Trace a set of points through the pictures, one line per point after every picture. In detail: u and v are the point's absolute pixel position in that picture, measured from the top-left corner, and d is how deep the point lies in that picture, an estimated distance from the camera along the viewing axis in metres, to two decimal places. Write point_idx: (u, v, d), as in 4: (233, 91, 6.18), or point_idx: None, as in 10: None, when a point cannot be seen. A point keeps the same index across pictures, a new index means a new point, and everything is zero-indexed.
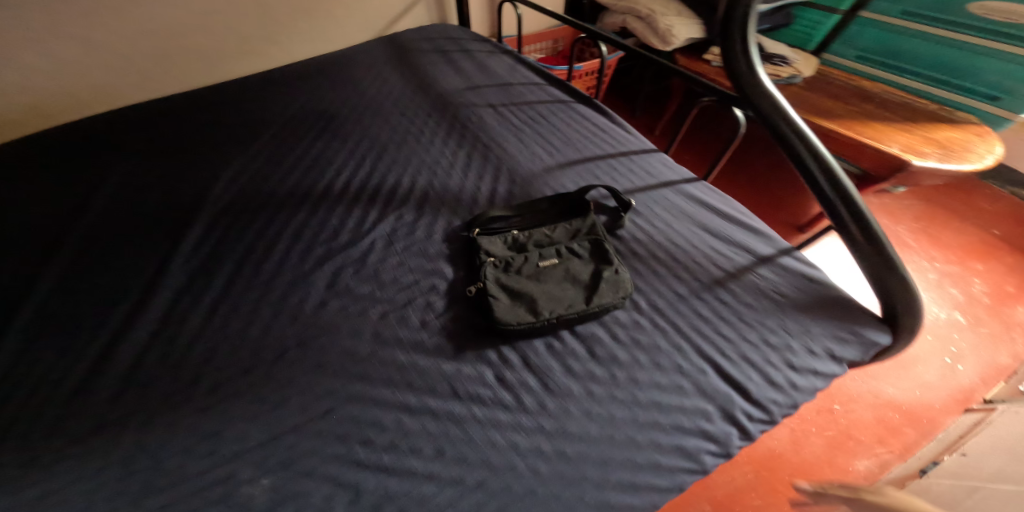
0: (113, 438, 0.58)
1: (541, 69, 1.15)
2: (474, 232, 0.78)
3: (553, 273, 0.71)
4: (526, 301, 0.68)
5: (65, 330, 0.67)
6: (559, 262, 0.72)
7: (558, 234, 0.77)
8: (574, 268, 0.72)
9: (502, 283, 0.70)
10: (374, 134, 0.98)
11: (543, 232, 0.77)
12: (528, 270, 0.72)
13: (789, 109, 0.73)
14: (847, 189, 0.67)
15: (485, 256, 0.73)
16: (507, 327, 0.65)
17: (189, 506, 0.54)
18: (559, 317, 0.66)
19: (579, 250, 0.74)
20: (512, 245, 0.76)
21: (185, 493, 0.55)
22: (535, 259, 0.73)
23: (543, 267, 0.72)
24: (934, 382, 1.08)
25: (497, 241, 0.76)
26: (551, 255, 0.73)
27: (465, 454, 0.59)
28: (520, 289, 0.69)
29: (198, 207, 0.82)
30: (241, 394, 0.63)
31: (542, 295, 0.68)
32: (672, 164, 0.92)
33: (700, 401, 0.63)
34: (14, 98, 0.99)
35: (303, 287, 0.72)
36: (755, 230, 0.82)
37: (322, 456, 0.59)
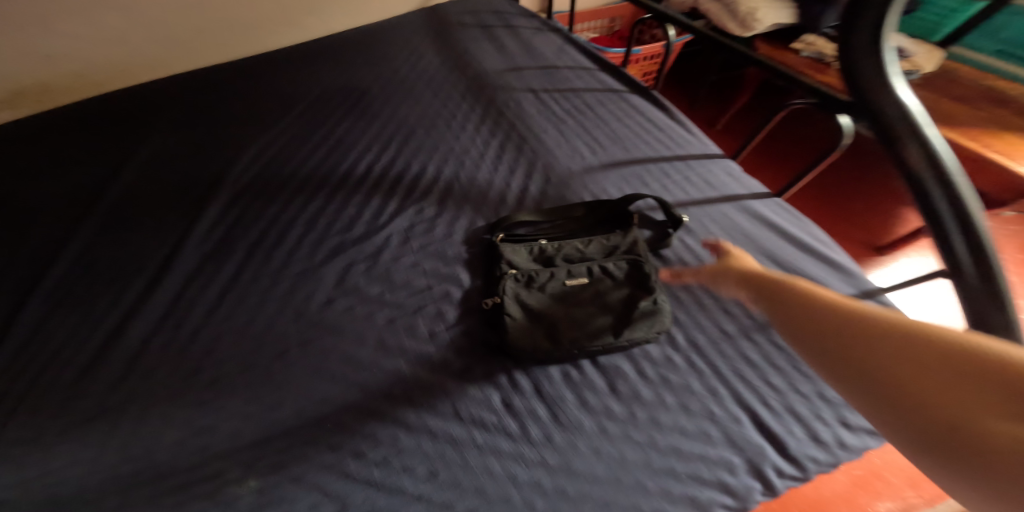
0: (112, 422, 0.57)
1: (593, 52, 1.04)
2: (498, 237, 0.71)
3: (580, 295, 0.64)
4: (546, 326, 0.61)
5: (82, 304, 0.67)
6: (589, 283, 0.65)
7: (592, 249, 0.69)
8: (605, 292, 0.64)
9: (522, 301, 0.63)
10: (402, 115, 0.92)
11: (575, 246, 0.70)
12: (552, 289, 0.64)
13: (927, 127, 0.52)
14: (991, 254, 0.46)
15: (507, 267, 0.67)
16: (521, 354, 0.59)
17: (175, 502, 0.52)
18: (581, 348, 0.59)
19: (614, 272, 0.66)
20: (537, 256, 0.69)
21: (170, 487, 0.53)
22: (561, 276, 0.66)
23: (570, 287, 0.64)
24: None
25: (522, 251, 0.69)
26: (581, 273, 0.66)
27: (458, 480, 0.54)
28: (541, 310, 0.62)
29: (218, 185, 0.80)
30: (237, 389, 0.60)
31: (566, 320, 0.61)
32: (739, 174, 0.79)
33: (726, 451, 0.58)
34: (62, 62, 1.00)
35: (312, 282, 0.69)
36: (834, 264, 0.68)
37: (313, 464, 0.55)
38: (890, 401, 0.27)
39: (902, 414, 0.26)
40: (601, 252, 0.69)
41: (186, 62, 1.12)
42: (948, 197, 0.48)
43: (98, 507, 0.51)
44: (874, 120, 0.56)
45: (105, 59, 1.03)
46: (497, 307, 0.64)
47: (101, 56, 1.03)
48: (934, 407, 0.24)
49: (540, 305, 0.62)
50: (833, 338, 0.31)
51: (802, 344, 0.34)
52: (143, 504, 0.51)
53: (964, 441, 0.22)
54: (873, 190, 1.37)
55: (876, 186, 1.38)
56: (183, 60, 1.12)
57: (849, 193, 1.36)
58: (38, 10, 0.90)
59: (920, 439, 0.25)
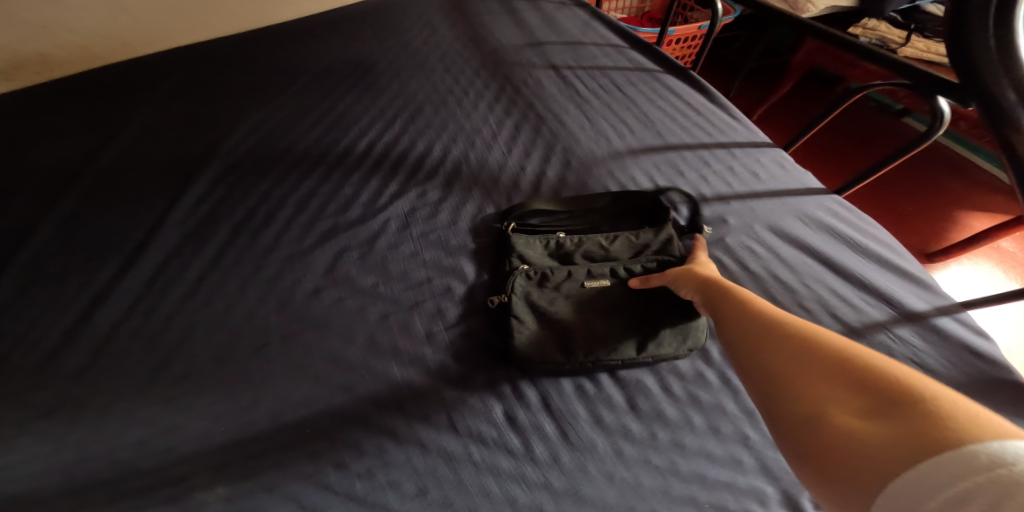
0: (68, 417, 0.51)
1: (622, 28, 0.94)
2: (511, 226, 0.63)
3: (599, 300, 0.56)
4: (558, 333, 0.53)
5: (54, 282, 0.62)
6: (610, 286, 0.57)
7: (616, 247, 0.61)
8: (628, 297, 0.56)
9: (533, 303, 0.56)
10: (411, 90, 0.84)
11: (597, 242, 0.61)
12: (569, 290, 0.57)
13: None
14: None
15: (518, 262, 0.59)
16: (525, 363, 0.51)
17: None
18: (596, 362, 0.51)
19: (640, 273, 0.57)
20: (554, 252, 0.61)
21: (123, 493, 0.46)
22: (579, 276, 0.58)
23: (588, 289, 0.56)
24: None
25: (536, 245, 0.61)
26: (602, 274, 0.58)
27: (449, 500, 0.47)
28: (554, 315, 0.54)
29: (208, 159, 0.75)
30: (209, 385, 0.54)
31: (582, 328, 0.53)
32: (790, 165, 0.69)
33: (759, 480, 0.49)
34: (60, 34, 0.93)
35: (299, 269, 0.62)
36: (901, 271, 0.58)
37: (287, 473, 0.48)
38: (775, 383, 0.34)
39: (781, 393, 0.33)
40: (626, 250, 0.60)
41: (191, 34, 1.06)
42: None
43: None
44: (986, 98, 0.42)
45: (108, 30, 0.97)
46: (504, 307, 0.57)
47: (102, 27, 0.96)
48: (805, 390, 0.31)
49: (554, 309, 0.55)
50: (755, 333, 0.38)
51: (730, 335, 0.41)
52: None
53: (814, 417, 0.29)
54: (926, 192, 1.25)
55: (931, 188, 1.26)
56: (189, 32, 1.06)
57: (902, 194, 1.24)
58: None
59: (786, 417, 0.32)
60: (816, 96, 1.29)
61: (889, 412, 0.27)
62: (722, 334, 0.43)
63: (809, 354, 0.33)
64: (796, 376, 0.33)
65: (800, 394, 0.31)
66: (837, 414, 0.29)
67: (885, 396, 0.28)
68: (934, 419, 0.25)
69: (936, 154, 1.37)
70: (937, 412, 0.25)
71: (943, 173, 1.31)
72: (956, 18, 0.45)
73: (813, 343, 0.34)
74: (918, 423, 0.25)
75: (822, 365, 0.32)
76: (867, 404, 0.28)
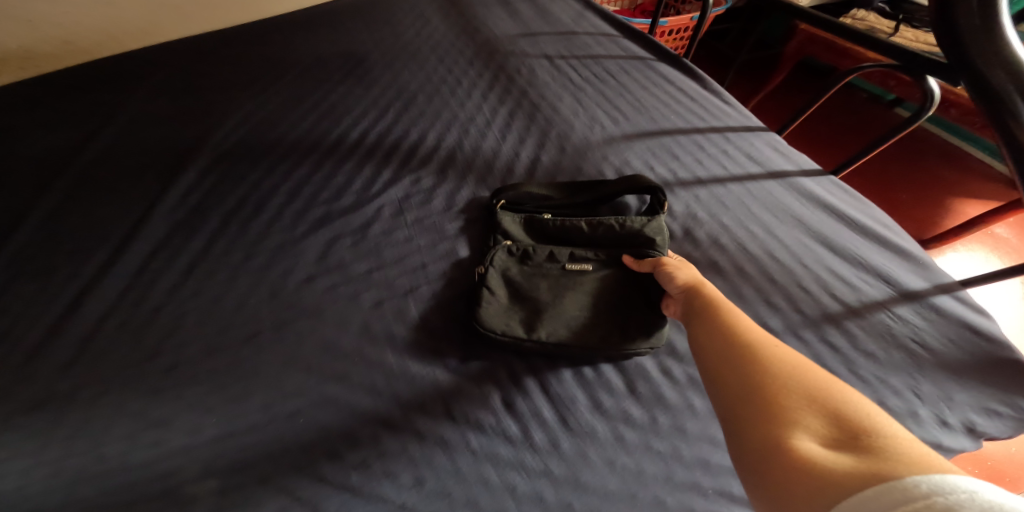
0: (52, 412, 0.49)
1: (615, 18, 0.94)
2: (500, 202, 0.64)
3: (577, 282, 0.56)
4: (527, 312, 0.54)
5: (39, 275, 0.60)
6: (587, 272, 0.56)
7: (597, 231, 0.60)
8: (602, 286, 0.56)
9: (510, 278, 0.56)
10: (403, 80, 0.84)
11: (580, 226, 0.61)
12: (548, 271, 0.57)
13: None
14: None
15: (502, 237, 0.60)
16: (485, 333, 0.51)
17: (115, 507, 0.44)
18: (555, 344, 0.51)
19: (613, 260, 0.57)
20: (538, 232, 0.61)
21: (110, 490, 0.45)
22: (560, 257, 0.58)
23: (569, 271, 0.56)
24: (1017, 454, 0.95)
25: (521, 224, 0.62)
26: (582, 259, 0.57)
27: (447, 490, 0.46)
28: (530, 293, 0.55)
29: (197, 150, 0.74)
30: (199, 377, 0.53)
31: (551, 309, 0.54)
32: (785, 148, 0.69)
33: None
34: (46, 28, 0.92)
35: (291, 257, 0.62)
36: (899, 251, 0.58)
37: (278, 465, 0.47)
38: (740, 399, 0.33)
39: (743, 411, 0.32)
40: (606, 236, 0.60)
41: (182, 27, 1.06)
42: None
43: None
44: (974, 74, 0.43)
45: (97, 24, 0.96)
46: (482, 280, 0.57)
47: (89, 20, 0.95)
48: (768, 411, 0.31)
49: (530, 287, 0.55)
50: (727, 344, 0.38)
51: (699, 344, 0.41)
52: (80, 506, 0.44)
53: (771, 438, 0.29)
54: (922, 180, 1.26)
55: (925, 176, 1.27)
56: (179, 26, 1.05)
57: (897, 182, 1.25)
58: None
59: (746, 435, 0.31)
60: (809, 87, 1.29)
61: (846, 443, 0.27)
62: (692, 339, 0.42)
63: (779, 377, 0.33)
64: (763, 393, 0.32)
65: (764, 414, 0.31)
66: (795, 438, 0.28)
67: (847, 429, 0.28)
68: (887, 454, 0.25)
69: (929, 142, 1.38)
70: (893, 450, 0.25)
71: (937, 161, 1.32)
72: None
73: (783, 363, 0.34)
74: (875, 458, 0.25)
75: (790, 389, 0.32)
76: (828, 433, 0.28)
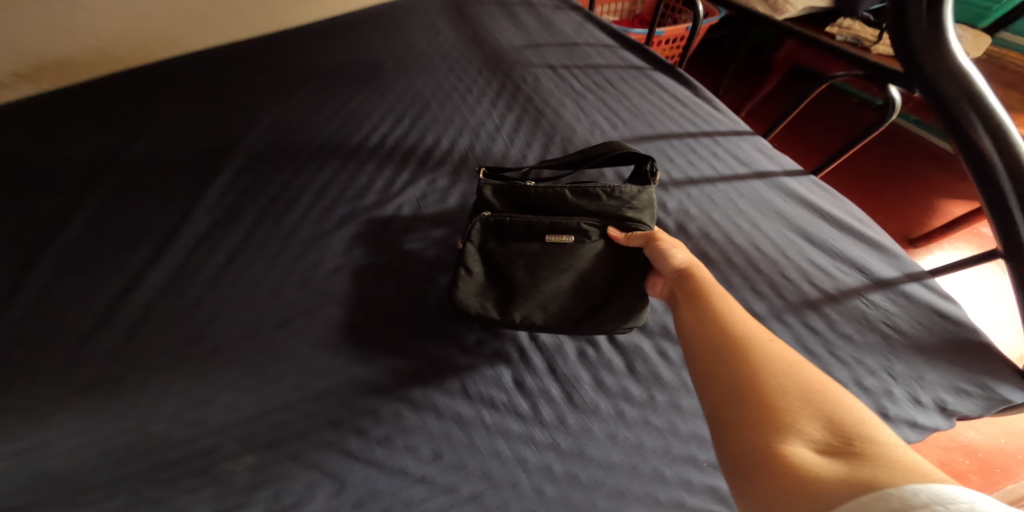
0: (106, 392, 0.55)
1: (614, 29, 1.00)
2: (481, 175, 0.67)
3: (555, 259, 0.60)
4: (500, 293, 0.60)
5: (88, 270, 0.66)
6: (569, 243, 0.60)
7: (580, 202, 0.63)
8: (580, 259, 0.60)
9: (487, 255, 0.61)
10: (417, 88, 0.90)
11: (564, 194, 0.63)
12: (527, 246, 0.61)
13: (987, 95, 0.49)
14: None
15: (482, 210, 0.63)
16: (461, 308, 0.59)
17: (166, 478, 0.49)
18: (524, 320, 0.58)
19: (591, 233, 0.60)
20: (519, 202, 0.64)
21: (162, 464, 0.50)
22: (539, 229, 0.61)
23: (548, 247, 0.60)
24: (1009, 445, 1.01)
25: (504, 193, 0.65)
26: (563, 231, 0.60)
27: (463, 462, 0.52)
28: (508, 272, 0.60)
29: (231, 153, 0.79)
30: (237, 361, 0.58)
31: (525, 292, 0.59)
32: (769, 151, 0.74)
33: None
34: (83, 37, 0.98)
35: (319, 250, 0.67)
36: (873, 245, 0.63)
37: (311, 441, 0.52)
38: (737, 400, 0.36)
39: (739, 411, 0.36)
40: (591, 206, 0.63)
41: (207, 37, 1.11)
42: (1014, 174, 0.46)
43: (90, 479, 0.49)
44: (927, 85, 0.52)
45: (130, 34, 1.02)
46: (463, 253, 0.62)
47: (123, 31, 1.01)
48: (764, 413, 0.34)
49: (505, 265, 0.61)
50: (728, 346, 0.41)
51: (699, 342, 0.44)
52: (132, 479, 0.49)
53: (767, 441, 0.32)
54: (909, 181, 1.31)
55: (912, 177, 1.33)
56: (204, 35, 1.11)
57: (885, 183, 1.31)
58: None
59: (740, 432, 0.34)
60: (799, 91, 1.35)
61: (836, 451, 0.30)
62: (689, 338, 0.45)
63: (778, 382, 0.36)
64: (760, 395, 0.36)
65: (759, 416, 0.34)
66: (791, 443, 0.31)
67: (839, 438, 0.31)
68: (875, 462, 0.28)
69: (916, 144, 1.44)
70: (882, 458, 0.28)
71: (924, 162, 1.38)
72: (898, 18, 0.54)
73: (782, 371, 0.37)
74: (863, 465, 0.28)
75: (789, 395, 0.35)
76: (821, 440, 0.31)
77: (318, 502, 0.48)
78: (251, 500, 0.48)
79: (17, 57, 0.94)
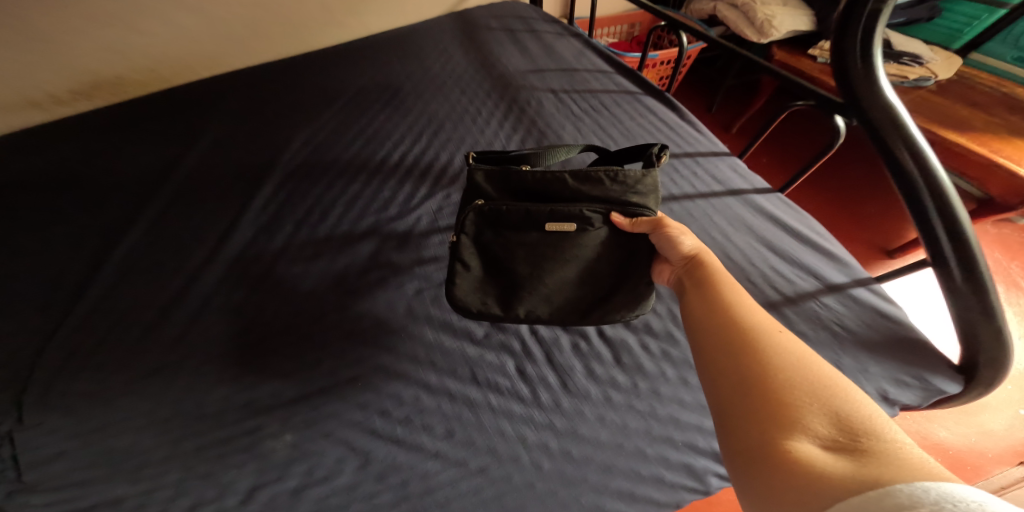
0: (171, 376, 0.65)
1: (611, 56, 1.10)
2: (470, 163, 0.74)
3: (550, 252, 0.68)
4: (498, 293, 0.70)
5: (148, 273, 0.77)
6: (571, 229, 0.68)
7: (582, 187, 0.69)
8: (585, 242, 0.68)
9: (481, 247, 0.70)
10: (433, 110, 1.00)
11: (564, 180, 0.70)
12: (527, 235, 0.69)
13: (912, 125, 0.61)
14: (970, 244, 0.55)
15: (477, 199, 0.71)
16: (463, 308, 0.69)
17: (222, 451, 0.59)
18: (523, 312, 0.69)
19: (594, 220, 0.68)
20: (517, 191, 0.72)
21: (218, 438, 0.60)
22: (538, 218, 0.68)
23: (549, 236, 0.68)
24: (980, 444, 1.08)
25: (499, 180, 0.71)
26: (565, 218, 0.68)
27: (473, 440, 0.61)
28: (502, 265, 0.70)
29: (271, 170, 0.90)
30: (279, 351, 0.68)
31: (523, 287, 0.68)
32: (742, 171, 0.84)
33: None
34: (135, 59, 1.10)
35: (348, 256, 0.77)
36: (830, 255, 0.73)
37: (341, 421, 0.62)
38: (753, 400, 0.42)
39: (754, 409, 0.42)
40: (593, 191, 0.70)
41: (242, 59, 1.22)
42: (938, 202, 0.56)
43: (161, 449, 0.59)
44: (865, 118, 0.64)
45: (176, 56, 1.14)
46: (457, 246, 0.71)
47: (171, 55, 1.13)
48: (779, 415, 0.40)
49: (498, 259, 0.70)
50: (742, 345, 0.47)
51: (713, 342, 0.50)
52: (192, 452, 0.59)
53: (781, 442, 0.38)
54: (889, 193, 1.40)
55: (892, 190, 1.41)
56: (239, 57, 1.22)
57: (866, 196, 1.39)
58: (120, 12, 1.02)
59: (755, 430, 0.41)
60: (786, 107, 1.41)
61: (844, 450, 0.36)
62: (705, 338, 0.51)
63: (791, 385, 0.42)
64: (777, 398, 0.41)
65: (775, 418, 0.40)
66: (805, 443, 0.38)
67: (847, 438, 0.37)
68: (879, 460, 0.34)
69: None
70: (886, 456, 0.35)
71: None
72: (840, 60, 0.64)
73: (795, 374, 0.43)
74: (867, 463, 0.34)
75: (802, 394, 0.41)
76: (831, 439, 0.38)
77: (349, 473, 0.58)
78: (290, 472, 0.58)
79: (75, 77, 1.07)
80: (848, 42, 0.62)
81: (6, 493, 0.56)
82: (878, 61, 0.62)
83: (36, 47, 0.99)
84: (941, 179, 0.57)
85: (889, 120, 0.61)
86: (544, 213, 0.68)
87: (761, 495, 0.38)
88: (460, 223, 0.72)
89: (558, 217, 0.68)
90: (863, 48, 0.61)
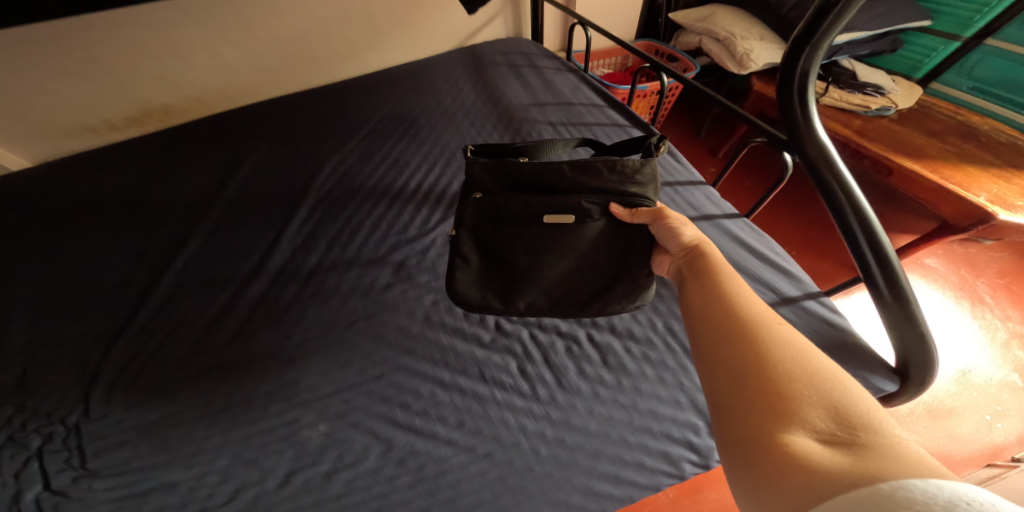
0: (223, 376, 0.78)
1: (604, 92, 1.22)
2: (468, 155, 0.86)
3: (548, 246, 0.81)
4: (500, 291, 0.84)
5: (200, 284, 0.90)
6: (572, 221, 0.79)
7: (580, 177, 0.80)
8: (586, 231, 0.80)
9: (477, 242, 0.85)
10: (446, 140, 1.12)
11: (563, 171, 0.80)
12: (525, 230, 0.82)
13: (837, 161, 0.74)
14: (893, 264, 0.66)
15: (474, 192, 0.86)
16: (465, 301, 0.84)
17: (267, 438, 0.71)
18: (524, 304, 0.82)
19: (593, 213, 0.79)
20: (515, 186, 0.84)
21: (263, 427, 0.72)
22: (539, 212, 0.80)
23: (546, 233, 0.81)
24: (948, 448, 1.15)
25: (494, 173, 0.83)
26: (568, 211, 0.79)
27: (480, 428, 0.73)
28: (498, 259, 0.84)
29: (305, 193, 1.03)
30: (317, 352, 0.80)
31: (519, 285, 0.82)
32: (714, 198, 0.96)
33: (693, 417, 0.76)
34: (183, 89, 1.24)
35: (374, 271, 0.90)
36: (787, 272, 0.85)
37: (368, 413, 0.74)
38: (760, 393, 0.47)
39: (758, 402, 0.46)
40: (592, 181, 0.80)
41: (274, 88, 1.35)
42: (865, 232, 0.68)
43: (217, 435, 0.71)
44: (803, 154, 0.78)
45: (216, 86, 1.27)
46: (458, 240, 0.85)
47: (213, 86, 1.27)
48: (783, 409, 0.45)
49: (495, 254, 0.84)
50: (740, 340, 0.53)
51: (716, 338, 0.56)
52: (241, 439, 0.71)
53: (785, 434, 0.43)
54: None
55: None
56: (272, 88, 1.35)
57: None
58: (174, 48, 1.15)
59: (762, 421, 0.45)
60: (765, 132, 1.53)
61: (844, 443, 0.41)
62: (712, 335, 0.56)
63: (794, 380, 0.47)
64: (782, 393, 0.46)
65: (781, 411, 0.45)
66: (807, 435, 0.42)
67: (847, 432, 0.41)
68: (875, 452, 0.38)
69: None
70: (881, 448, 0.39)
71: None
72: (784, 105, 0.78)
73: (801, 372, 0.48)
74: (864, 455, 0.38)
75: (800, 387, 0.46)
76: (833, 433, 0.42)
77: (374, 456, 0.70)
78: (323, 458, 0.70)
79: (129, 104, 1.21)
80: (790, 93, 0.76)
81: (73, 477, 0.67)
82: (812, 108, 0.77)
83: (100, 79, 1.13)
84: (861, 206, 0.70)
85: (822, 157, 0.75)
86: (540, 207, 0.80)
87: (758, 478, 0.42)
88: (461, 215, 0.86)
89: (556, 209, 0.79)
90: (799, 98, 0.75)
